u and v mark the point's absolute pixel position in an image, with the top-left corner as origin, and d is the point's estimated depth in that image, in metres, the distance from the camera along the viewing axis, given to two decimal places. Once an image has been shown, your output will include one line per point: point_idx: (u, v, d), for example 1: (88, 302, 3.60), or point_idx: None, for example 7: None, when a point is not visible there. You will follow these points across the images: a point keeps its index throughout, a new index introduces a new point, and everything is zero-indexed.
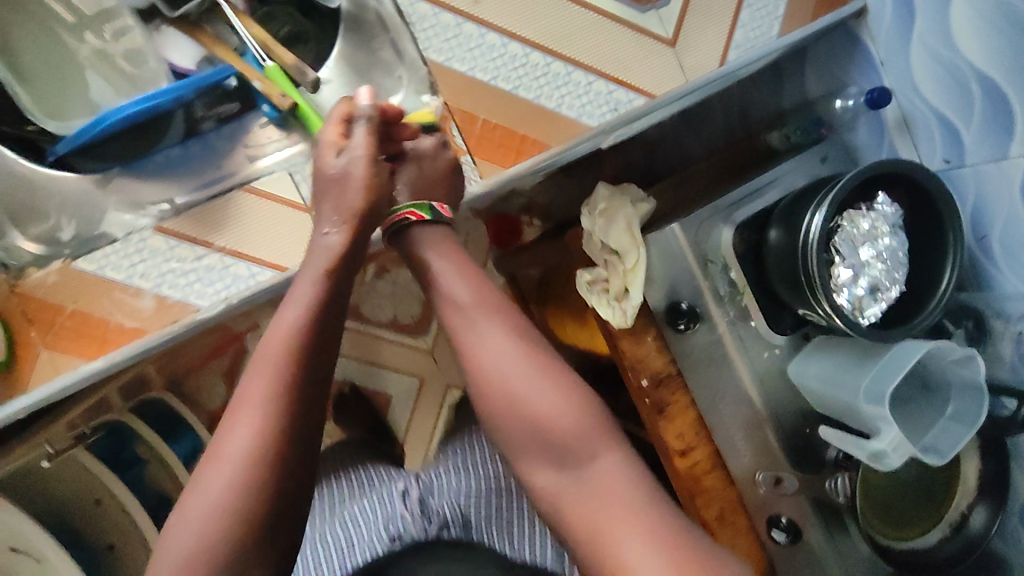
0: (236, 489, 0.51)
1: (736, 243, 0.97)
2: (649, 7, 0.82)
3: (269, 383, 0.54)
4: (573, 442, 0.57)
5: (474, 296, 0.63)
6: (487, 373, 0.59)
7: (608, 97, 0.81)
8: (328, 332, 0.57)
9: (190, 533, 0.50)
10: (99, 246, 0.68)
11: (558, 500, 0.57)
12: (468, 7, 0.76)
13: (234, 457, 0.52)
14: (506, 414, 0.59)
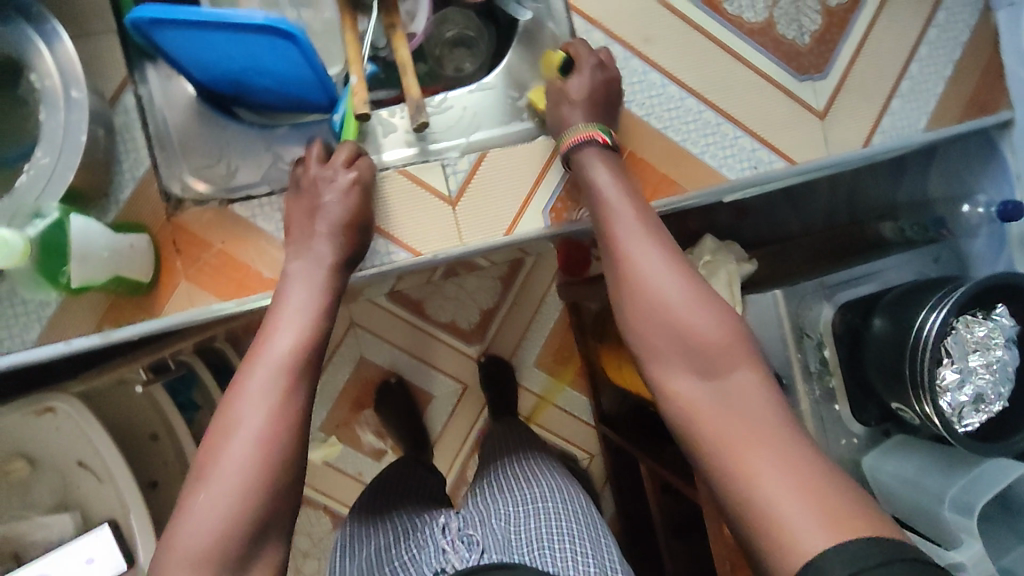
0: (230, 504, 0.52)
1: (835, 324, 0.97)
2: (807, 77, 0.84)
3: (257, 414, 0.54)
4: (720, 359, 0.59)
5: (637, 210, 0.66)
6: (649, 289, 0.61)
7: (751, 155, 0.82)
8: (313, 349, 0.59)
9: (182, 557, 0.51)
10: (258, 195, 0.72)
11: (694, 415, 0.58)
12: (638, 44, 0.79)
13: (229, 466, 0.53)
14: (660, 329, 0.61)
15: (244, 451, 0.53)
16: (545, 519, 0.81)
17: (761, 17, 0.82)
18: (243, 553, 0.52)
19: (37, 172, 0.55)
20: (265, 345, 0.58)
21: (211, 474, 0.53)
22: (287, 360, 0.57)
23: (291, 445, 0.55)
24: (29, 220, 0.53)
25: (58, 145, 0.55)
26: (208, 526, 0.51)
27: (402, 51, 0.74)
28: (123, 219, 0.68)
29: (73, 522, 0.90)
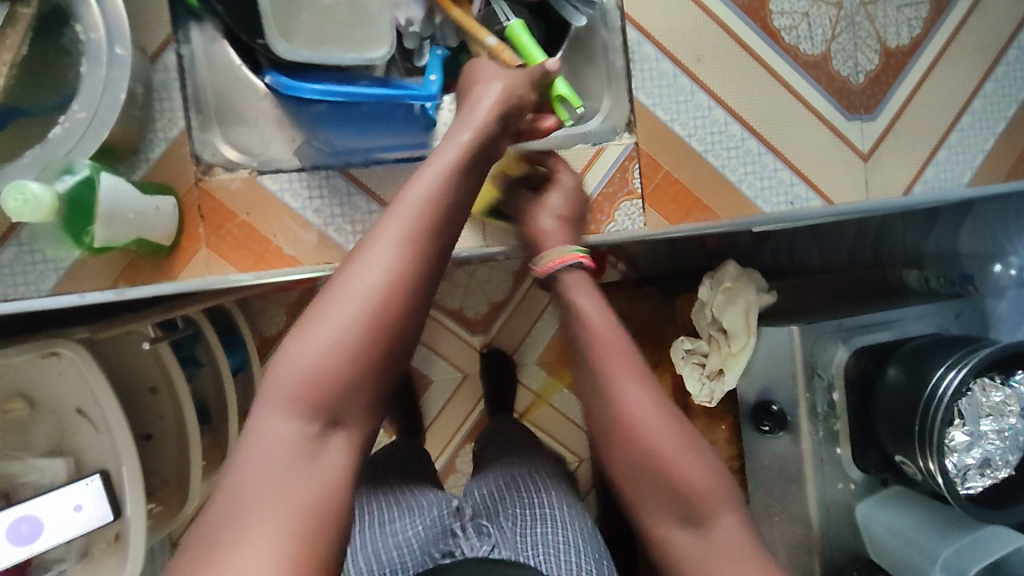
0: (336, 352, 0.50)
1: (847, 367, 0.96)
2: (856, 116, 0.82)
3: (389, 259, 0.52)
4: (707, 505, 0.59)
5: (613, 340, 0.63)
6: (637, 430, 0.60)
7: (789, 189, 0.80)
8: (428, 248, 0.54)
9: (293, 372, 0.50)
10: (287, 169, 0.71)
11: (695, 567, 0.57)
12: (689, 63, 0.77)
13: (328, 338, 0.50)
14: (654, 475, 0.59)
15: (349, 324, 0.51)
16: (551, 535, 0.78)
17: (818, 49, 0.80)
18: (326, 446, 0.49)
19: (71, 126, 0.54)
20: (379, 234, 0.54)
21: (314, 334, 0.50)
22: (403, 256, 0.53)
23: (393, 339, 0.52)
24: (59, 176, 0.51)
25: (96, 100, 0.54)
26: (301, 380, 0.49)
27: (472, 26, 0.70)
28: (151, 178, 0.67)
29: (66, 469, 0.91)
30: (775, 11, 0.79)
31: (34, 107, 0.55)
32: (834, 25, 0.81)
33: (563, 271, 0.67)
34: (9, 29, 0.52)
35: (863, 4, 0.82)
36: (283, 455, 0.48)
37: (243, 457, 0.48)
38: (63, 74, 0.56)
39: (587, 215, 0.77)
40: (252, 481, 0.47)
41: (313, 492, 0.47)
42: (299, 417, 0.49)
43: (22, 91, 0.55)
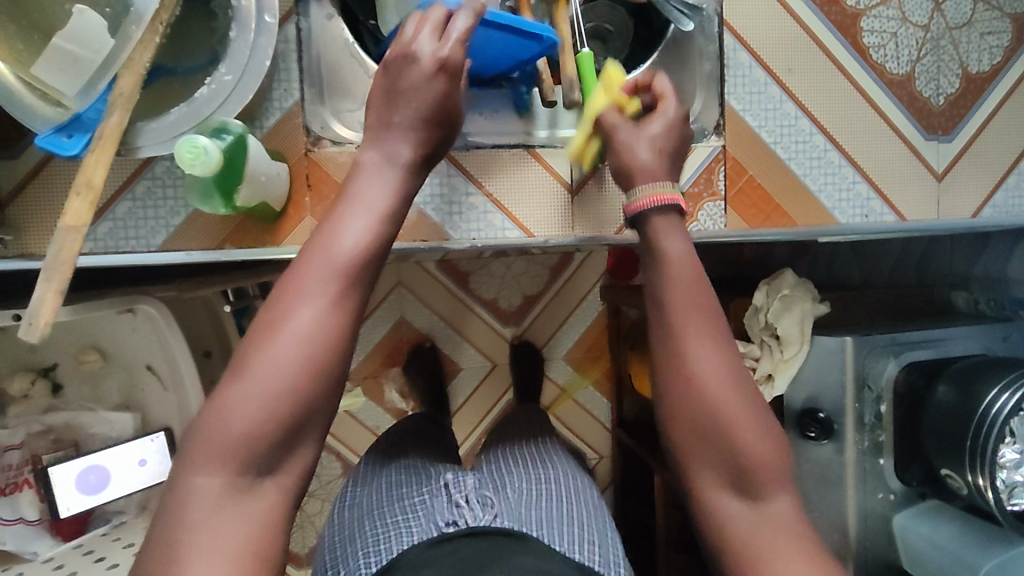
0: (337, 284, 0.53)
1: (896, 382, 0.99)
2: (933, 137, 0.84)
3: (379, 192, 0.57)
4: (763, 480, 0.58)
5: (690, 292, 0.60)
6: (705, 394, 0.58)
7: (864, 203, 0.83)
8: (382, 243, 0.55)
9: (298, 313, 0.52)
10: None
11: (734, 534, 0.59)
12: (780, 73, 0.80)
13: (287, 348, 0.51)
14: (709, 444, 0.58)
15: (304, 330, 0.51)
16: (557, 516, 0.78)
17: (903, 69, 0.83)
18: (279, 442, 0.51)
19: (218, 87, 0.56)
20: (337, 224, 0.55)
21: (267, 331, 0.52)
22: (354, 255, 0.54)
23: (346, 333, 0.53)
24: (217, 134, 0.55)
25: (244, 65, 0.56)
26: (308, 319, 0.51)
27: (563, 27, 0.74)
28: (266, 145, 0.69)
29: (133, 423, 0.93)
30: (866, 28, 0.81)
31: (181, 67, 0.58)
32: (920, 47, 0.83)
33: (655, 210, 0.63)
34: None
35: (949, 29, 0.84)
36: (232, 453, 0.49)
37: (196, 452, 0.50)
38: (209, 36, 0.59)
39: None
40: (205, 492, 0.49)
41: (258, 509, 0.51)
42: (252, 424, 0.50)
43: (168, 51, 0.58)
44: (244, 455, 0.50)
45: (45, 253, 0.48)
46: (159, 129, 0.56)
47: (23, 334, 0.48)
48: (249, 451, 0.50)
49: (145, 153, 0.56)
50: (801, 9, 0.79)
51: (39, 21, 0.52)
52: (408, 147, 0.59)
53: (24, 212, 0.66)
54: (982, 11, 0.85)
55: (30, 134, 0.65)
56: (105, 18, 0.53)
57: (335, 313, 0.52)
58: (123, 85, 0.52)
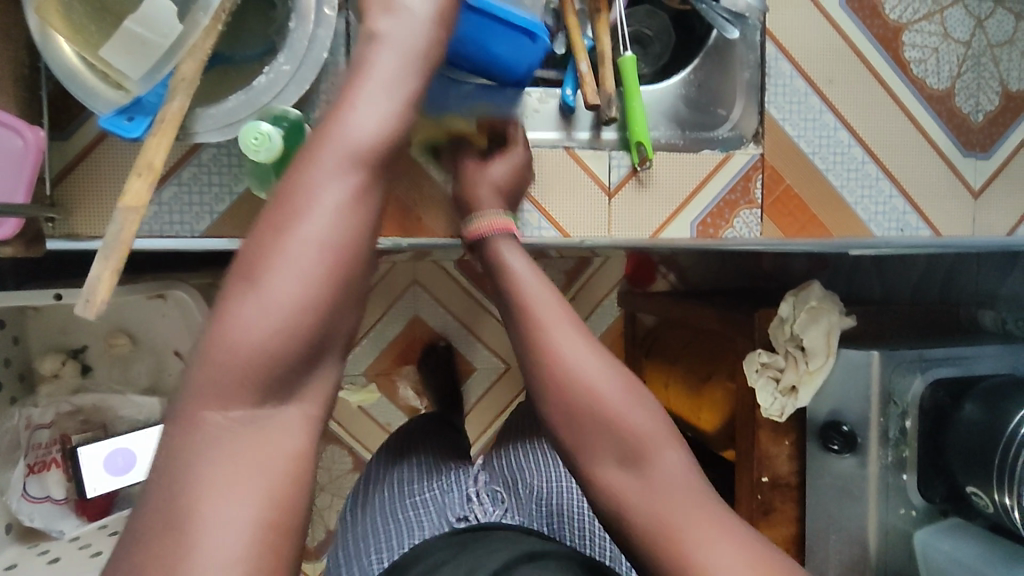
0: (352, 174, 0.43)
1: (923, 399, 0.98)
2: (972, 154, 0.84)
3: (392, 63, 0.47)
4: (648, 448, 0.54)
5: (535, 285, 0.60)
6: (562, 365, 0.55)
7: (901, 217, 0.83)
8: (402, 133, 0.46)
9: (306, 224, 0.41)
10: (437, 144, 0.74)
11: (622, 514, 0.54)
12: (821, 84, 0.80)
13: (301, 249, 0.41)
14: (581, 430, 0.55)
15: (321, 230, 0.41)
16: (569, 506, 0.82)
17: (943, 85, 0.83)
18: (291, 376, 0.41)
19: (276, 75, 0.57)
20: (346, 112, 0.45)
21: (272, 235, 0.41)
22: (371, 139, 0.44)
23: (365, 231, 0.43)
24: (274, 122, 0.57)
25: (302, 56, 0.57)
26: (318, 225, 0.41)
27: (604, 37, 0.77)
28: None
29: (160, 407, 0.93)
30: (908, 43, 0.81)
31: (237, 55, 0.59)
32: (961, 64, 0.83)
33: (494, 235, 0.65)
34: None
35: (991, 46, 0.84)
36: (248, 376, 0.40)
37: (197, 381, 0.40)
38: (266, 25, 0.60)
39: (708, 218, 0.79)
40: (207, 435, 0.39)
41: (274, 454, 0.40)
42: (268, 339, 0.40)
43: (225, 38, 0.59)
44: (257, 392, 0.40)
45: (107, 232, 0.49)
46: (216, 115, 0.57)
47: (79, 311, 0.47)
48: (261, 390, 0.40)
49: (201, 139, 0.57)
50: (844, 21, 0.80)
51: (110, 4, 0.54)
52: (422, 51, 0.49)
53: (71, 192, 0.66)
54: None
55: (83, 116, 0.67)
56: (174, 4, 0.55)
57: (359, 202, 0.43)
58: (185, 69, 0.53)
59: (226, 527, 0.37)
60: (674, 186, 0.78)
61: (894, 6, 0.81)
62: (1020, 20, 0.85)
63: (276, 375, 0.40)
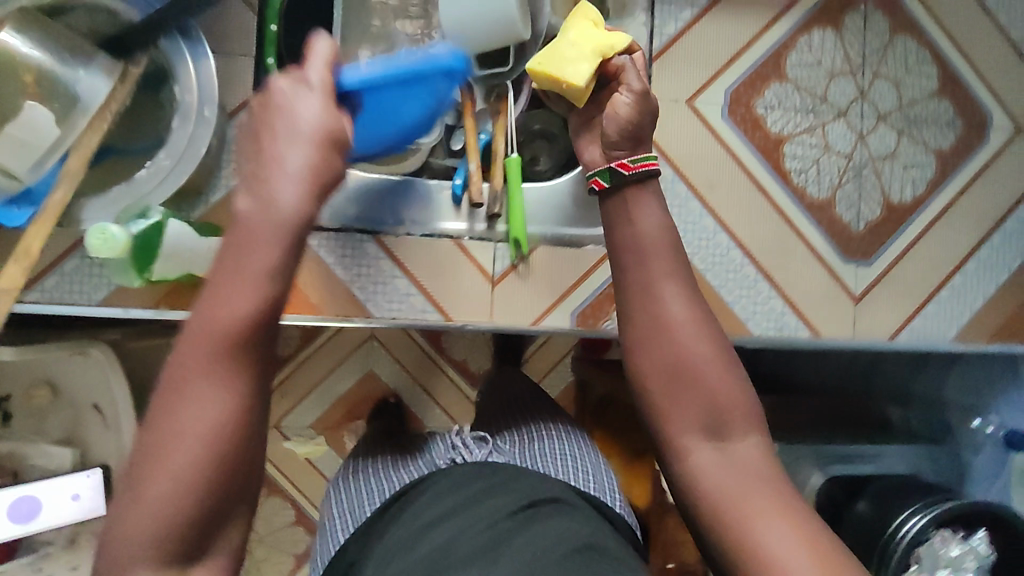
0: (233, 352, 0.44)
1: (822, 494, 1.00)
2: (852, 261, 0.88)
3: (270, 246, 0.45)
4: (734, 418, 0.56)
5: (658, 242, 0.60)
6: (670, 344, 0.57)
7: (779, 316, 0.86)
8: (304, 228, 0.47)
9: (202, 403, 0.44)
10: (326, 227, 0.79)
11: (714, 497, 0.54)
12: (702, 189, 0.85)
13: (193, 408, 0.43)
14: (677, 388, 0.57)
15: (208, 393, 0.43)
16: (556, 449, 0.76)
17: (824, 194, 0.87)
18: (198, 538, 0.44)
19: (155, 170, 0.62)
20: (238, 258, 0.45)
21: (162, 410, 0.44)
22: (243, 326, 0.44)
23: (260, 399, 0.46)
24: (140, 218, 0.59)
25: (180, 154, 0.62)
26: (204, 428, 0.43)
27: (500, 136, 0.83)
28: (207, 218, 0.75)
29: (71, 458, 0.97)
30: (788, 155, 0.86)
31: (129, 147, 0.64)
32: (842, 175, 0.87)
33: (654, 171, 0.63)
34: (118, 83, 0.61)
35: (872, 159, 0.88)
36: (165, 526, 0.43)
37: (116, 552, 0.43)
38: (156, 122, 0.65)
39: (588, 309, 0.83)
40: (138, 574, 0.43)
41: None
42: (173, 492, 0.43)
43: (119, 133, 0.64)
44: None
45: None
46: (100, 204, 0.62)
47: None
48: (162, 560, 0.43)
49: (86, 226, 0.62)
50: (726, 132, 0.85)
51: None
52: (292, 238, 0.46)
53: None
54: (905, 145, 0.89)
55: None
56: (53, 112, 0.59)
57: (237, 388, 0.44)
58: (70, 163, 0.58)
59: None
60: (556, 277, 0.82)
61: (776, 120, 0.86)
62: (902, 136, 0.89)
63: (188, 529, 0.43)
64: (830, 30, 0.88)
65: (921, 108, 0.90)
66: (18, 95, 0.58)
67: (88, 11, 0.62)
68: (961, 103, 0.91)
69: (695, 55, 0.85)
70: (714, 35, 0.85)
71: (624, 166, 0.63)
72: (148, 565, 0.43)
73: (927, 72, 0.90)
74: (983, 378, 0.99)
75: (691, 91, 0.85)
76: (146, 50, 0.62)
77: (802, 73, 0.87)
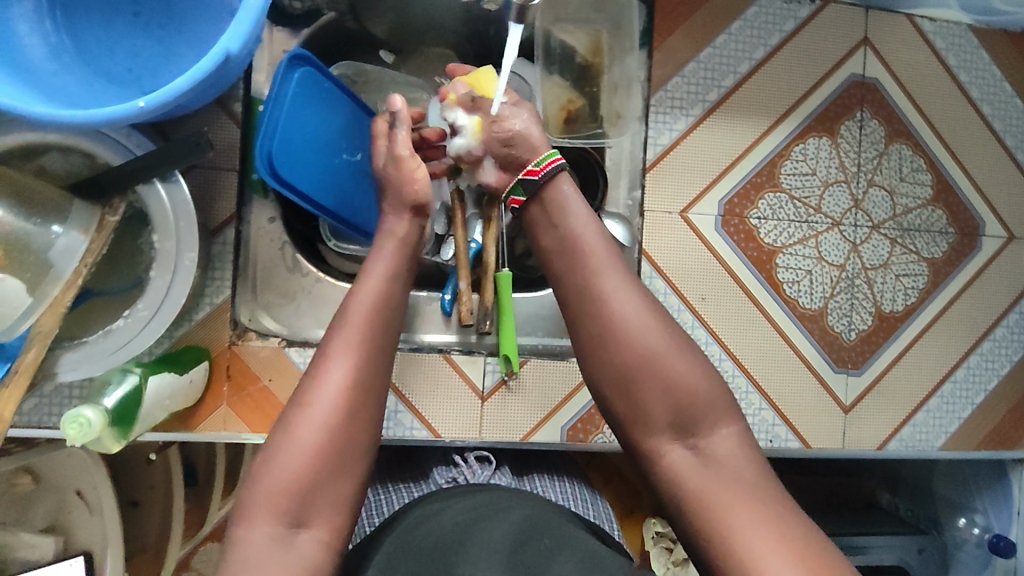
0: (321, 439, 0.50)
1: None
2: (842, 370, 0.87)
3: (353, 358, 0.53)
4: (700, 410, 0.52)
5: (591, 240, 0.59)
6: (624, 333, 0.55)
7: (769, 427, 0.85)
8: (368, 381, 0.53)
9: (308, 441, 0.49)
10: (314, 342, 0.79)
11: (697, 497, 0.49)
12: (694, 301, 0.84)
13: (295, 448, 0.49)
14: (633, 389, 0.54)
15: (310, 435, 0.49)
16: (556, 492, 0.79)
17: (816, 305, 0.87)
18: (308, 506, 0.48)
19: (134, 321, 0.62)
20: (316, 381, 0.52)
21: (253, 474, 0.49)
22: (338, 405, 0.51)
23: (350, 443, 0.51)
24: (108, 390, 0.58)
25: (159, 303, 0.62)
26: (274, 499, 0.48)
27: (490, 244, 0.81)
28: (190, 339, 0.73)
29: (54, 547, 0.89)
30: (780, 265, 0.86)
31: (106, 290, 0.64)
32: (834, 285, 0.87)
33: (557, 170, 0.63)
34: (95, 234, 0.60)
35: (865, 269, 0.88)
36: (268, 555, 0.46)
37: (229, 574, 0.45)
38: (132, 262, 0.65)
39: (577, 424, 0.82)
40: (266, 529, 0.47)
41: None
42: (278, 511, 0.47)
43: (97, 275, 0.64)
44: (288, 515, 0.48)
45: None
46: (77, 357, 0.62)
47: None
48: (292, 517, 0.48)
49: (61, 378, 0.62)
50: (719, 241, 0.85)
51: None
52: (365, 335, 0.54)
53: None
54: (898, 254, 0.89)
55: None
56: (24, 282, 0.56)
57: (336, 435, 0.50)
58: (43, 324, 0.58)
59: None
60: (547, 391, 0.82)
61: (769, 231, 0.86)
62: (894, 244, 0.89)
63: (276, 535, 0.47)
64: (825, 138, 0.88)
65: (914, 217, 0.90)
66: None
67: (63, 152, 0.62)
68: (955, 211, 0.91)
69: (689, 164, 0.85)
70: (709, 144, 0.85)
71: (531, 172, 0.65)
72: (274, 524, 0.47)
73: (921, 180, 0.90)
74: (970, 476, 0.99)
75: (684, 202, 0.85)
76: (123, 194, 0.61)
77: (796, 182, 0.87)
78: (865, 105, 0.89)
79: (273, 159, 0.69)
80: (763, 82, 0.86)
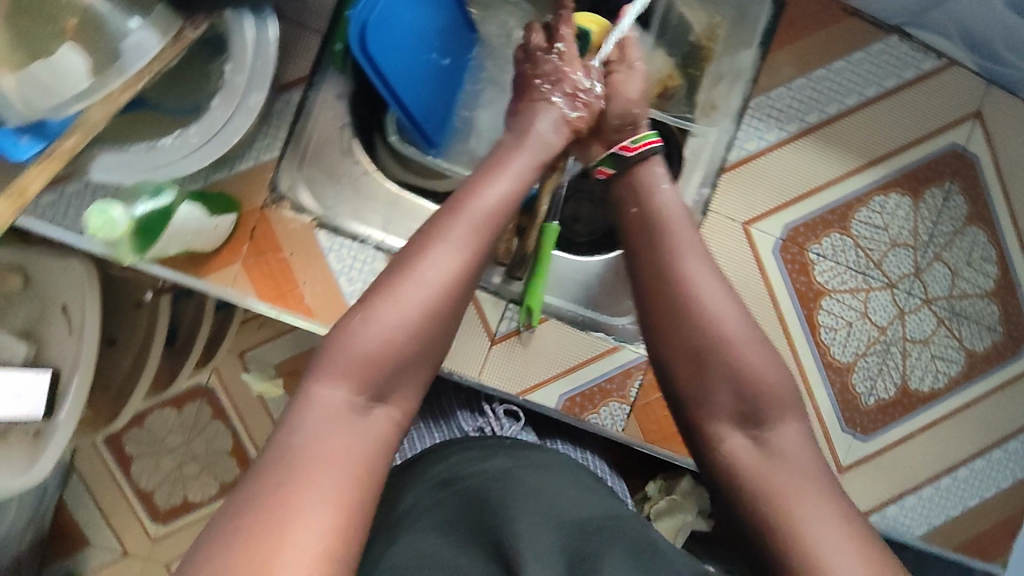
0: (413, 319, 0.50)
1: None
2: (850, 431, 0.85)
3: (465, 243, 0.53)
4: (771, 405, 0.52)
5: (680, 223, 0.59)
6: (702, 315, 0.55)
7: None
8: (470, 270, 0.53)
9: (400, 318, 0.49)
10: (343, 231, 0.75)
11: (757, 488, 0.49)
12: None
13: (395, 314, 0.49)
14: (703, 372, 0.54)
15: (408, 310, 0.50)
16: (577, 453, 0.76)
17: (846, 358, 0.84)
18: (389, 377, 0.49)
19: (182, 144, 0.60)
20: (422, 258, 0.51)
21: (338, 334, 0.49)
22: (442, 284, 0.51)
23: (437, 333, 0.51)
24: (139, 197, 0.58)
25: (211, 135, 0.60)
26: (356, 366, 0.48)
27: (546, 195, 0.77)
28: (225, 186, 0.71)
29: (25, 353, 0.85)
30: (824, 308, 0.83)
31: (163, 105, 0.63)
32: (869, 345, 0.85)
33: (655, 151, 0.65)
34: (170, 43, 0.57)
35: (904, 339, 0.85)
36: (341, 419, 0.46)
37: (301, 427, 0.45)
38: (196, 88, 0.63)
39: (576, 397, 0.79)
40: (344, 393, 0.47)
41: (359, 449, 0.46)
42: (357, 383, 0.48)
43: (157, 88, 0.62)
44: (366, 384, 0.48)
45: None
46: (116, 161, 0.60)
47: None
48: None
49: (93, 174, 0.60)
50: (771, 263, 0.82)
51: None
52: (482, 217, 0.54)
53: None
54: (941, 335, 0.86)
55: None
56: (88, 63, 0.54)
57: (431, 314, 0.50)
58: (93, 114, 0.54)
59: (314, 518, 0.41)
60: (556, 355, 0.80)
61: (824, 270, 0.83)
62: (941, 325, 0.86)
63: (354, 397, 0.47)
64: (909, 197, 0.84)
65: (969, 304, 0.87)
66: (56, 39, 0.54)
67: None
68: (1010, 311, 0.88)
69: (766, 178, 0.82)
70: (792, 164, 0.82)
71: (625, 148, 0.66)
72: (352, 391, 0.47)
73: (988, 271, 0.87)
74: None
75: (750, 214, 0.82)
76: (208, 12, 0.58)
77: (866, 232, 0.84)
78: (958, 177, 0.85)
79: (366, 31, 0.65)
80: (866, 121, 0.83)
